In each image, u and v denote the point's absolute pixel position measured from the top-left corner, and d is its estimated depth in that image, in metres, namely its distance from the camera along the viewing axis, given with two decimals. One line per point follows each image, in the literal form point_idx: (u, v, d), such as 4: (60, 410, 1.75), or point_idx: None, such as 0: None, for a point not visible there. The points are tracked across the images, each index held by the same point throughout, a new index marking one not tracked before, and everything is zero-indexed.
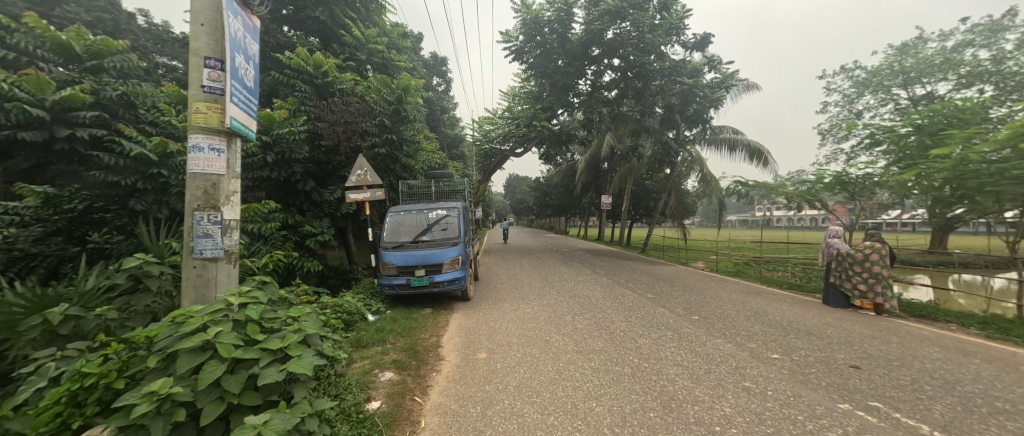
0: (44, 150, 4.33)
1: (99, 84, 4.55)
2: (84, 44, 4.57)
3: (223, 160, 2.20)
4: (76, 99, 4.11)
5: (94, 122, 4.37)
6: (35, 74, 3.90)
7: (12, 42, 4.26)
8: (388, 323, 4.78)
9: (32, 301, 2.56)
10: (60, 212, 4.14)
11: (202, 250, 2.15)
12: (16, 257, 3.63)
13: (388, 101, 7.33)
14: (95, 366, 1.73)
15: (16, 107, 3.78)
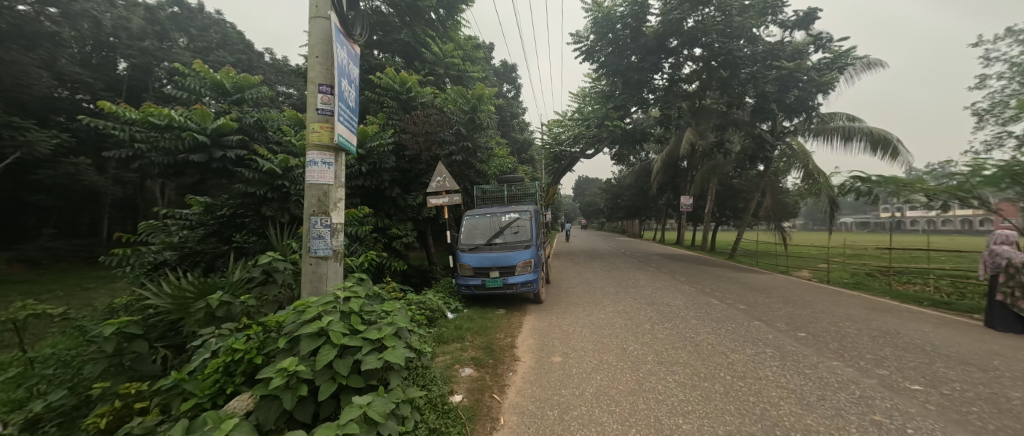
0: (206, 168, 5.36)
1: (242, 113, 5.61)
2: (232, 81, 5.65)
3: (332, 172, 2.54)
4: (227, 127, 5.09)
5: (238, 143, 5.36)
6: (200, 108, 4.96)
7: (187, 85, 5.44)
8: (465, 321, 5.04)
9: (199, 287, 3.27)
10: (215, 217, 5.28)
11: (316, 248, 2.51)
12: (185, 254, 4.92)
13: (463, 111, 7.91)
14: (242, 344, 2.15)
15: (189, 136, 4.88)
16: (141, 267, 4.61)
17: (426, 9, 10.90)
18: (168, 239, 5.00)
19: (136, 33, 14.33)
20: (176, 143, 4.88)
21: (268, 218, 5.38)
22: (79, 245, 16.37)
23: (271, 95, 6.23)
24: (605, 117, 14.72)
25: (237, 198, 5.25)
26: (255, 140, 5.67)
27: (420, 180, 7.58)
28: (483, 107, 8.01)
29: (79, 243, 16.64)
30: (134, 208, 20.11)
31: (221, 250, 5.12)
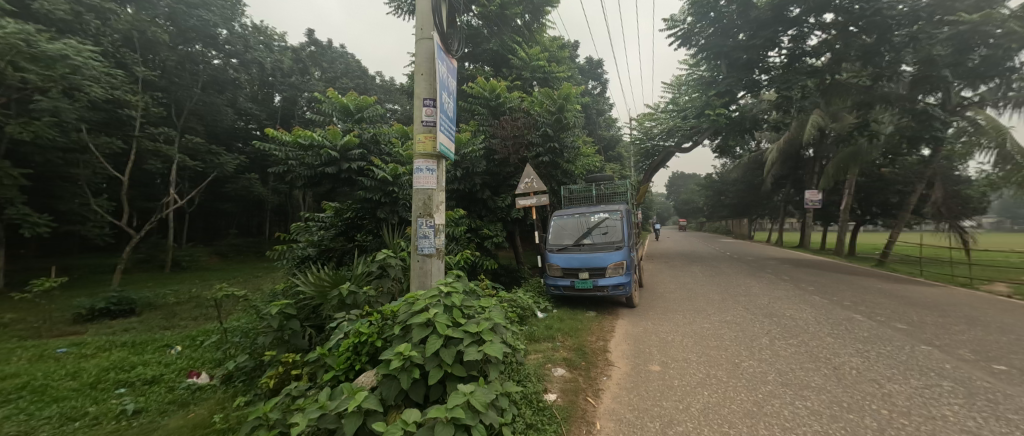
0: (336, 178, 6.30)
1: (362, 130, 6.50)
2: (355, 103, 6.59)
3: (435, 177, 2.76)
4: (351, 142, 5.95)
5: (359, 156, 6.19)
6: (332, 128, 5.88)
7: (323, 110, 6.51)
8: (555, 322, 5.04)
9: (333, 278, 3.89)
10: (343, 218, 6.20)
11: (423, 247, 2.77)
12: (322, 250, 5.95)
13: (550, 112, 7.81)
14: (366, 329, 2.51)
15: (325, 152, 5.83)
16: (293, 259, 5.94)
17: (513, 17, 11.21)
18: (311, 239, 6.10)
19: (285, 72, 17.81)
20: (316, 158, 5.87)
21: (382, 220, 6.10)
22: (251, 242, 20.93)
23: (383, 113, 7.12)
24: (709, 106, 13.15)
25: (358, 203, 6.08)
26: (371, 152, 6.52)
27: (508, 182, 7.83)
28: (570, 107, 7.94)
29: (251, 241, 21.28)
30: (285, 213, 24.93)
31: (347, 247, 6.03)
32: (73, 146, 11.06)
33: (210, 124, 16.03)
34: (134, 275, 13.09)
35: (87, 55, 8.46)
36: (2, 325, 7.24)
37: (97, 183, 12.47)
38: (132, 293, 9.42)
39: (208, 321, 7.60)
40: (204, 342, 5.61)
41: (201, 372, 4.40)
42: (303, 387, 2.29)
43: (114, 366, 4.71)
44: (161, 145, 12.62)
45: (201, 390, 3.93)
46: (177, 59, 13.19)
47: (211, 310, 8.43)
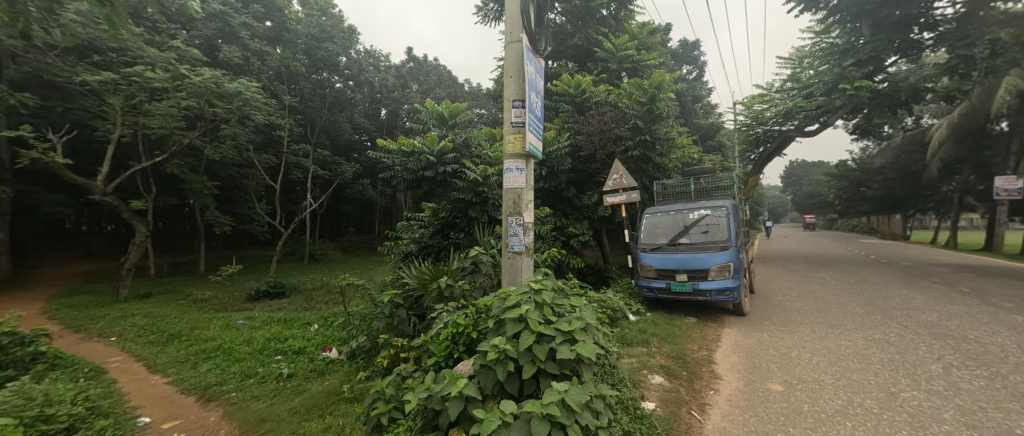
0: (432, 181, 6.84)
1: (455, 135, 6.94)
2: (448, 111, 7.08)
3: (524, 177, 2.81)
4: (445, 148, 6.43)
5: (451, 159, 6.63)
6: (429, 135, 6.40)
7: (422, 119, 7.14)
8: (650, 326, 4.73)
9: (432, 272, 4.25)
10: (439, 218, 6.72)
11: (513, 244, 2.85)
12: (422, 247, 6.55)
13: (641, 103, 7.18)
14: (463, 320, 2.70)
15: (424, 158, 6.38)
16: (398, 254, 6.61)
17: (598, 8, 10.90)
18: (413, 236, 6.75)
19: (390, 88, 20.07)
20: (416, 164, 6.45)
21: (473, 219, 6.44)
22: (365, 239, 24.11)
23: (473, 118, 7.50)
24: (845, 79, 10.99)
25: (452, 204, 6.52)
26: (464, 155, 6.90)
27: (595, 179, 7.60)
28: (663, 95, 7.35)
29: (365, 238, 24.51)
30: (391, 213, 28.09)
31: (444, 244, 6.52)
32: (243, 162, 14.11)
33: (333, 138, 18.91)
34: (283, 265, 16.12)
35: (252, 90, 10.74)
36: (204, 300, 9.60)
37: (259, 191, 15.71)
38: (282, 279, 11.64)
39: (335, 305, 8.99)
40: (333, 322, 6.65)
41: (332, 347, 5.24)
42: (410, 370, 2.56)
43: (273, 336, 5.88)
44: (300, 158, 15.33)
45: (332, 362, 4.68)
46: (310, 86, 15.92)
47: (337, 296, 9.95)
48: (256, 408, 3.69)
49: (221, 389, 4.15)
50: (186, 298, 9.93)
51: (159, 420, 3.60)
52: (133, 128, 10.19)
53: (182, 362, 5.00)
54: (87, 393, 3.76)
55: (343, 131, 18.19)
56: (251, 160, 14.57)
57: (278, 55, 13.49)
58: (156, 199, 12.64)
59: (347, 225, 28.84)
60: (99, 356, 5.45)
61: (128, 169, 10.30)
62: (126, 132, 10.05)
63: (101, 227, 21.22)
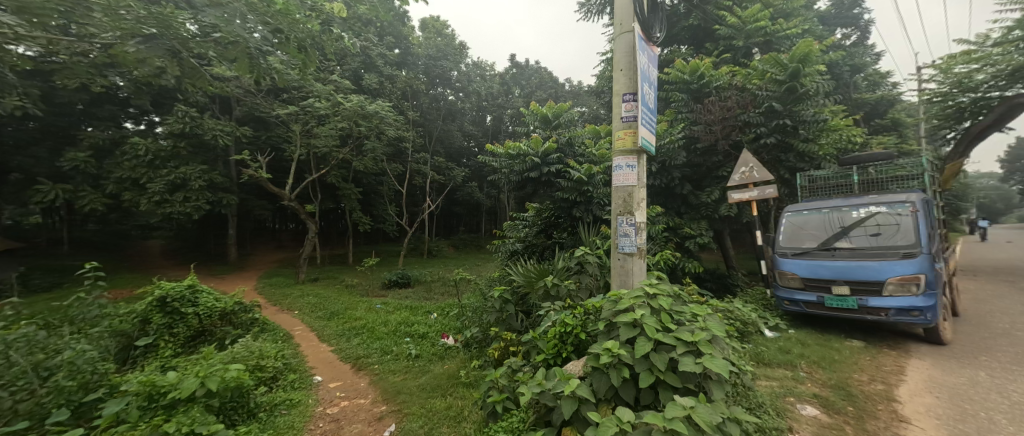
0: (537, 182, 6.60)
1: (559, 135, 6.77)
2: (552, 111, 6.94)
3: (636, 173, 2.63)
4: (550, 148, 6.23)
5: (555, 160, 6.39)
6: (535, 137, 6.26)
7: (526, 121, 7.10)
8: (795, 346, 3.98)
9: (538, 271, 4.33)
10: (542, 218, 6.83)
11: (623, 245, 2.67)
12: (528, 245, 6.73)
13: (779, 81, 6.18)
14: (571, 320, 2.70)
15: (529, 160, 6.27)
16: (505, 253, 6.91)
17: None
18: (519, 235, 6.99)
19: (495, 95, 21.23)
20: (522, 165, 6.38)
21: (578, 218, 6.31)
22: (474, 237, 25.99)
23: (577, 116, 7.31)
24: None
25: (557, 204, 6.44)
26: (567, 155, 6.59)
27: (717, 174, 6.74)
28: (808, 70, 6.09)
29: (474, 236, 26.44)
30: (496, 213, 29.75)
31: (549, 244, 6.55)
32: (379, 171, 16.62)
33: (447, 146, 20.92)
34: (408, 259, 18.46)
35: (386, 109, 12.57)
36: (353, 285, 11.64)
37: (390, 195, 18.32)
38: (407, 271, 13.34)
39: (449, 297, 9.91)
40: (450, 312, 7.34)
41: (450, 335, 5.78)
42: (520, 364, 2.65)
43: (402, 321, 6.78)
44: (421, 165, 17.39)
45: (451, 348, 5.16)
46: (428, 101, 17.95)
47: (450, 289, 10.96)
48: (393, 381, 4.30)
49: (367, 361, 4.97)
50: (341, 283, 12.18)
51: (327, 380, 4.51)
52: (307, 148, 13.00)
53: (339, 335, 6.15)
54: (282, 353, 4.95)
55: (455, 139, 19.99)
56: (384, 169, 17.08)
57: (404, 77, 15.59)
58: (320, 203, 15.79)
59: (458, 225, 31.52)
60: (286, 325, 7.06)
61: (303, 180, 13.13)
62: (302, 151, 12.84)
63: (285, 226, 27.45)
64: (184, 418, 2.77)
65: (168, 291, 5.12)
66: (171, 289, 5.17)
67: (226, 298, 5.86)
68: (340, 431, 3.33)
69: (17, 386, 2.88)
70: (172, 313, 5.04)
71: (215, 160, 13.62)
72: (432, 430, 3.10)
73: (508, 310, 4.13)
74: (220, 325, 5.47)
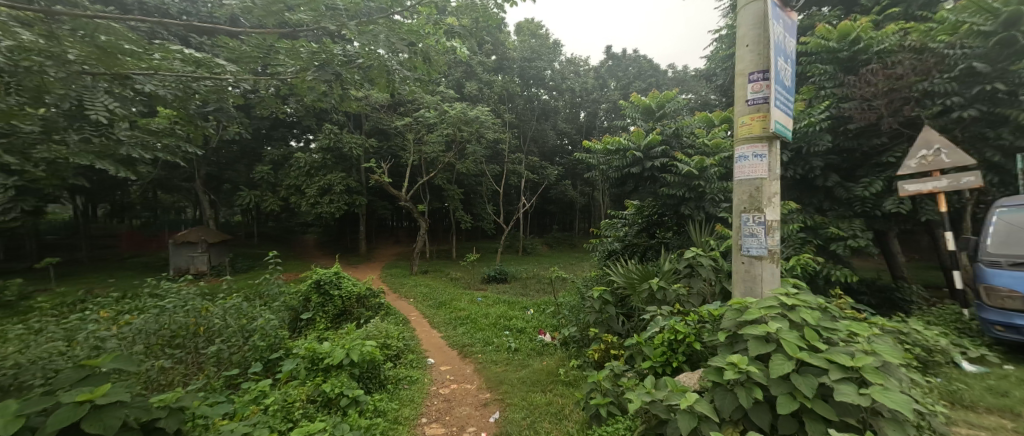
0: (639, 177, 6.12)
1: (664, 126, 6.19)
2: (656, 101, 6.40)
3: (766, 164, 2.18)
4: (654, 140, 5.75)
5: (660, 153, 5.86)
6: (637, 130, 5.82)
7: (627, 114, 6.65)
8: (1013, 387, 2.95)
9: (642, 272, 4.07)
10: (644, 216, 6.38)
11: (749, 247, 2.25)
12: (627, 245, 6.33)
13: (984, 34, 4.57)
14: (682, 327, 2.47)
15: (630, 154, 5.83)
16: (603, 253, 6.63)
17: None
18: (618, 234, 6.64)
19: (590, 90, 20.69)
20: (622, 161, 6.00)
21: (686, 216, 5.70)
22: (568, 236, 25.77)
23: (685, 103, 6.63)
24: None
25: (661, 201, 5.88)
26: (674, 148, 6.02)
27: (878, 160, 5.39)
28: None
29: (568, 235, 26.24)
30: (591, 211, 29.00)
31: (653, 244, 6.06)
32: (479, 172, 17.64)
33: (541, 145, 21.21)
34: (505, 256, 19.19)
35: (485, 114, 13.23)
36: (457, 279, 12.63)
37: (488, 195, 19.30)
38: (505, 267, 13.89)
39: (544, 294, 10.01)
40: (546, 310, 7.40)
41: (547, 332, 5.83)
42: (623, 368, 2.51)
43: (502, 314, 7.07)
44: (517, 165, 17.93)
45: (548, 345, 5.20)
46: (524, 102, 18.42)
47: (545, 287, 11.04)
48: (495, 371, 4.53)
49: (472, 349, 5.34)
50: (446, 276, 13.33)
51: (438, 363, 4.96)
52: (419, 153, 14.51)
53: (447, 323, 6.73)
54: (403, 335, 5.63)
55: (549, 138, 20.15)
56: (484, 170, 18.05)
57: (501, 81, 16.28)
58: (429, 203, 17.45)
59: (552, 223, 31.63)
60: (404, 311, 7.99)
61: (415, 183, 14.70)
62: (415, 157, 14.35)
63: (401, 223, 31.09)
64: (335, 382, 3.40)
65: (321, 276, 6.30)
66: (323, 274, 6.35)
67: (360, 284, 6.92)
68: (451, 410, 3.66)
69: (233, 342, 3.93)
70: (324, 294, 6.19)
71: (350, 168, 16.16)
72: (534, 424, 3.16)
73: (608, 312, 3.97)
74: (357, 307, 6.49)
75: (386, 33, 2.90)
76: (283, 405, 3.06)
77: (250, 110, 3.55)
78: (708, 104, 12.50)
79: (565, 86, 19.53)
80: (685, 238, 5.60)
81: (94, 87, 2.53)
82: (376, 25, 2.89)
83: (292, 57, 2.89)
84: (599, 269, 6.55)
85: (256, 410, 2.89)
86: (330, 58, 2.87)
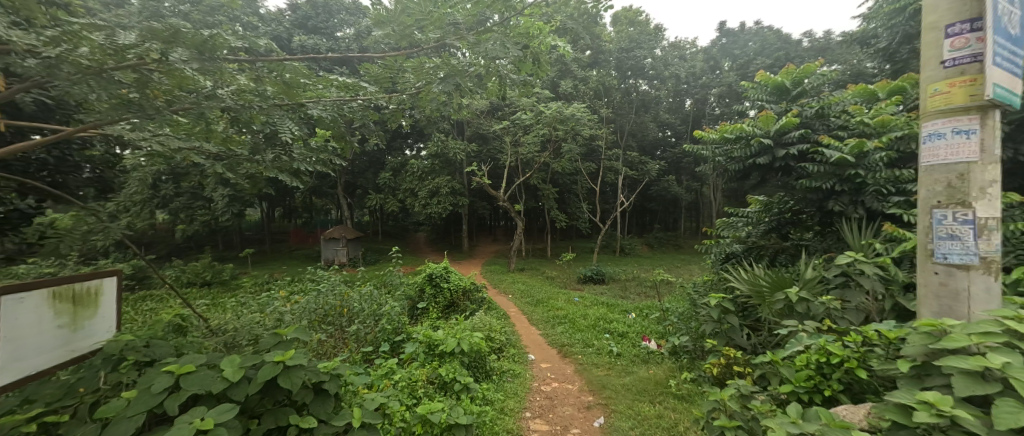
0: (768, 168, 5.26)
1: (802, 106, 5.20)
2: (791, 78, 5.41)
3: (976, 143, 1.62)
4: (788, 124, 4.83)
5: (799, 139, 4.91)
6: (765, 114, 5.00)
7: (752, 97, 5.75)
8: None
9: (775, 280, 3.49)
10: (773, 214, 5.44)
11: (946, 253, 1.72)
12: (750, 247, 5.46)
13: None
14: (838, 349, 2.04)
15: (756, 141, 5.02)
16: (718, 256, 5.86)
17: None
18: (738, 235, 5.80)
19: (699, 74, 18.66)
20: (745, 150, 5.20)
21: (834, 213, 4.69)
22: (672, 236, 23.68)
23: (833, 77, 5.46)
24: None
25: (797, 196, 4.95)
26: (816, 131, 5.00)
27: None
28: None
29: (672, 234, 24.13)
30: (699, 209, 26.13)
31: (785, 246, 5.14)
32: (575, 170, 17.42)
33: (640, 138, 19.96)
34: (601, 256, 18.54)
35: (581, 111, 12.94)
36: (553, 277, 12.69)
37: (584, 193, 18.90)
38: (601, 268, 13.42)
39: (646, 298, 9.38)
40: (650, 315, 6.91)
41: (652, 339, 5.45)
42: (756, 390, 2.18)
43: (601, 316, 6.83)
44: (614, 161, 17.20)
45: (655, 353, 4.85)
46: (621, 95, 17.59)
47: (647, 291, 10.31)
48: (597, 374, 4.41)
49: (571, 349, 5.29)
50: (543, 274, 13.51)
51: (538, 360, 5.04)
52: (516, 155, 14.99)
53: (546, 321, 6.77)
54: (505, 329, 5.86)
55: (650, 130, 18.83)
56: (579, 168, 17.76)
57: (597, 76, 15.80)
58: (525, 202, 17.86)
59: (653, 222, 29.46)
60: (504, 306, 8.31)
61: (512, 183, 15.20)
62: (512, 159, 14.86)
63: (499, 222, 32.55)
64: (449, 367, 3.71)
65: (433, 270, 6.95)
66: (435, 269, 7.00)
67: (466, 279, 7.44)
68: (554, 409, 3.67)
69: (367, 323, 4.63)
70: (436, 286, 6.82)
71: (455, 171, 17.51)
72: None
73: (729, 322, 3.50)
74: (463, 300, 7.00)
75: (500, 37, 2.85)
76: (408, 382, 3.45)
77: (386, 125, 4.00)
78: (860, 73, 10.09)
79: (667, 73, 18.02)
80: (833, 241, 4.61)
81: (284, 113, 3.19)
82: (492, 31, 2.93)
83: (417, 72, 3.27)
84: (713, 273, 5.84)
85: (388, 384, 3.31)
86: (450, 69, 3.14)
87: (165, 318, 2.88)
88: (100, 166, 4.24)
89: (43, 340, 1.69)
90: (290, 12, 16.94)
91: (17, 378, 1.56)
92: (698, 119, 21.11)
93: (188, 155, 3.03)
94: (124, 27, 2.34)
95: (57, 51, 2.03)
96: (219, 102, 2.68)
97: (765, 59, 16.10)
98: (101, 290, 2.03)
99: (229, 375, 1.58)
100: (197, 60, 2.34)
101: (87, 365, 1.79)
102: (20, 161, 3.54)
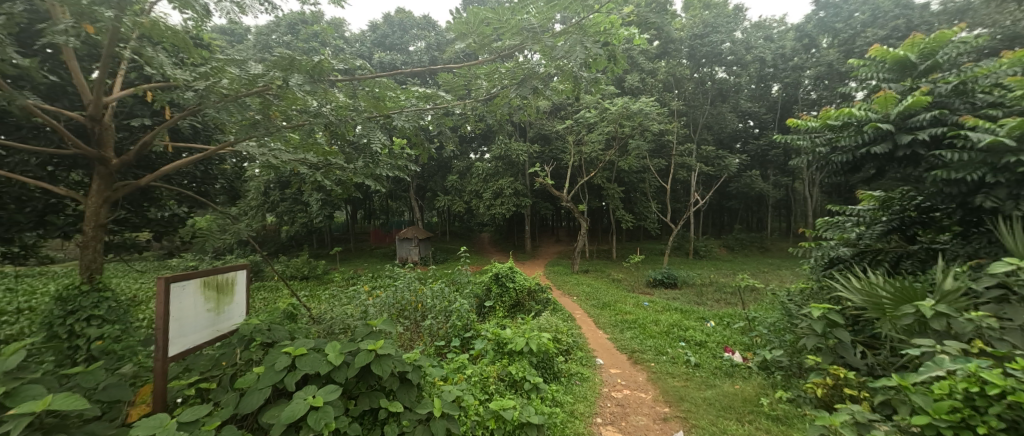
0: (888, 158, 4.47)
1: (936, 82, 4.33)
2: (919, 51, 4.55)
3: None
4: (915, 105, 4.05)
5: (932, 122, 4.09)
6: (883, 93, 4.27)
7: (864, 77, 4.92)
8: None
9: (898, 293, 2.95)
10: (893, 212, 4.64)
11: None
12: (862, 251, 4.66)
13: None
14: (998, 377, 1.65)
15: (871, 127, 4.29)
16: (821, 261, 5.06)
17: None
18: (846, 236, 4.97)
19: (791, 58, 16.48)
20: (856, 139, 4.45)
21: (983, 209, 3.80)
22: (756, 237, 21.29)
23: (978, 44, 4.45)
24: None
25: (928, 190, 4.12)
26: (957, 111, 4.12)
27: None
28: None
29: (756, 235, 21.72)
30: (791, 206, 23.07)
31: (909, 250, 4.33)
32: (643, 168, 16.60)
33: (717, 130, 18.35)
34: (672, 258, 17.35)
35: (649, 104, 12.27)
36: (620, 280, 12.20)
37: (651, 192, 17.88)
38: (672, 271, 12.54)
39: (725, 306, 8.55)
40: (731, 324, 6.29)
41: (736, 352, 4.96)
42: (877, 418, 1.85)
43: (674, 322, 6.40)
44: (687, 157, 15.98)
45: (741, 368, 4.39)
46: (693, 86, 16.31)
47: (727, 297, 9.38)
48: (673, 385, 4.13)
49: (642, 356, 5.03)
50: (607, 276, 13.03)
51: (607, 365, 4.86)
52: (579, 154, 14.74)
53: (613, 325, 6.53)
54: (570, 331, 5.74)
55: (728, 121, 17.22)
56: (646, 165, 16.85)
57: (666, 67, 14.87)
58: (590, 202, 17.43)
59: (734, 222, 26.72)
60: (568, 308, 8.17)
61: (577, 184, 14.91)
62: (576, 158, 14.65)
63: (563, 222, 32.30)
64: (518, 366, 3.76)
65: (499, 270, 7.10)
66: (500, 268, 7.15)
67: (530, 279, 7.45)
68: (627, 417, 3.52)
69: (439, 319, 4.92)
70: (502, 285, 6.95)
71: (518, 172, 17.67)
72: None
73: (836, 337, 3.02)
74: (528, 300, 7.04)
75: (578, 37, 2.81)
76: (479, 378, 3.54)
77: (458, 131, 4.15)
78: (1017, 34, 7.99)
79: (749, 57, 16.28)
80: (981, 244, 3.75)
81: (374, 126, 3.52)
82: (568, 32, 2.89)
83: (493, 79, 3.38)
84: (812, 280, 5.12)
85: (462, 378, 3.43)
86: (524, 72, 3.23)
87: (280, 306, 3.33)
88: (230, 178, 5.10)
89: (196, 321, 2.05)
90: (370, 32, 18.65)
91: (180, 351, 1.91)
92: (789, 105, 18.72)
93: (297, 166, 3.48)
94: (251, 60, 2.80)
95: (207, 85, 2.50)
96: (322, 119, 3.05)
97: (876, 30, 13.71)
98: (234, 280, 2.41)
99: (333, 360, 1.77)
100: (308, 82, 2.64)
101: (225, 343, 2.14)
102: (178, 175, 4.38)
